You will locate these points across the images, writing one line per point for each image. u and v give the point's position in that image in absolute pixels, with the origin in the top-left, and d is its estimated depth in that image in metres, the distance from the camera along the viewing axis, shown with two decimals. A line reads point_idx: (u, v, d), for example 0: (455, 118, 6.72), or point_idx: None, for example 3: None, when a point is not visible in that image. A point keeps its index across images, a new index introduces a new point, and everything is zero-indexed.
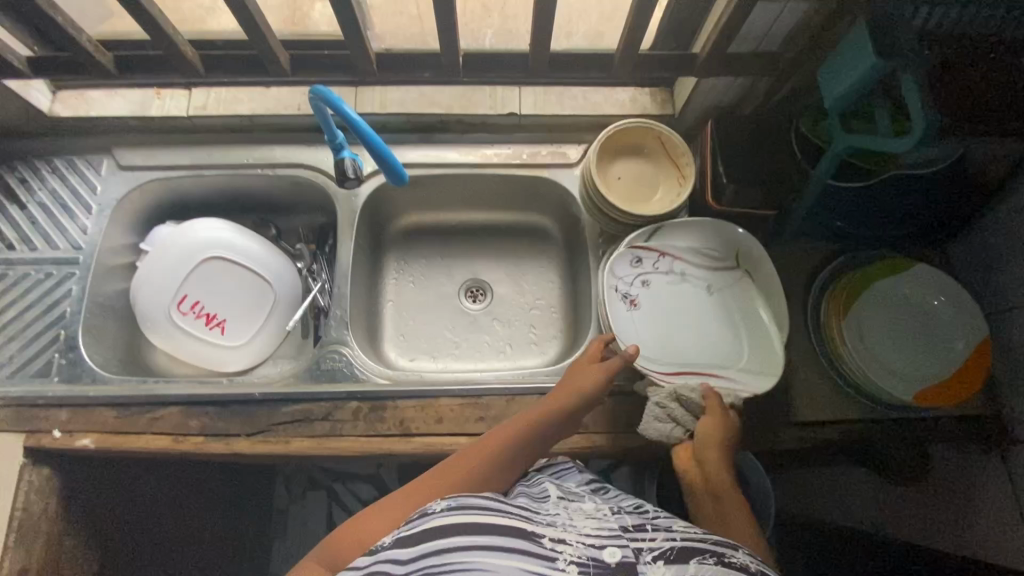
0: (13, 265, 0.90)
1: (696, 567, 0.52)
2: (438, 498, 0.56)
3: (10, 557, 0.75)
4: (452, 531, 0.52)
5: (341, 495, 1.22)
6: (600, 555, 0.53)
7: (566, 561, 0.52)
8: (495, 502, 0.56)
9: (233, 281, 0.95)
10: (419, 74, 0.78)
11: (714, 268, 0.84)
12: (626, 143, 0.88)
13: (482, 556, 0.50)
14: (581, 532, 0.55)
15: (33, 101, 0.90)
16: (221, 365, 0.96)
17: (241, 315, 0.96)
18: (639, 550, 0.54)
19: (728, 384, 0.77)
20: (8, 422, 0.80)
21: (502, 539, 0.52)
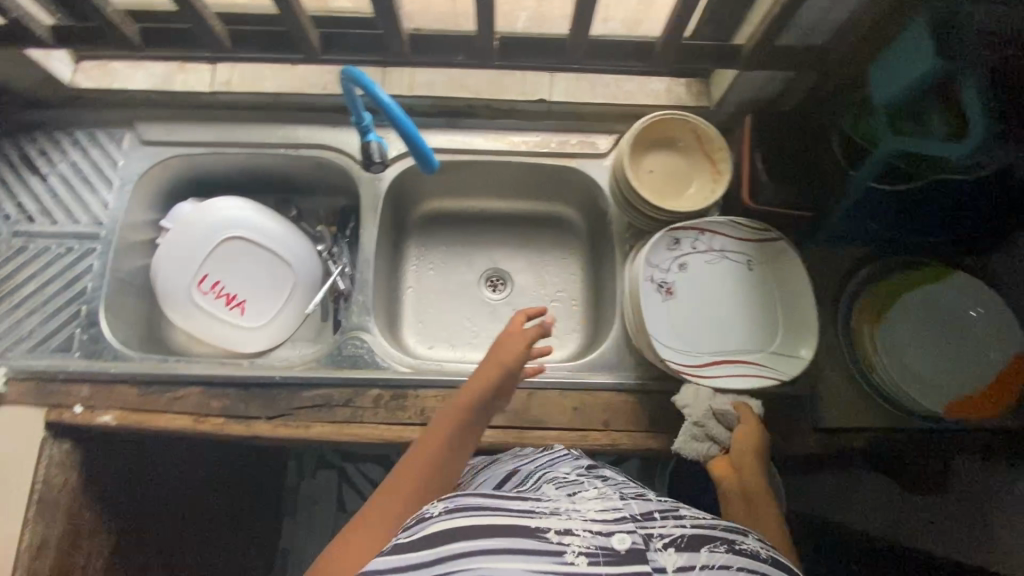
0: (33, 237, 0.89)
1: (708, 555, 0.49)
2: (437, 500, 0.51)
3: (31, 528, 0.76)
4: (454, 537, 0.46)
5: (352, 476, 1.25)
6: (610, 543, 0.49)
7: (575, 554, 0.47)
8: (495, 499, 0.51)
9: (255, 262, 0.95)
10: (452, 58, 0.75)
11: (759, 243, 0.79)
12: (661, 135, 0.85)
13: (488, 561, 0.45)
14: (586, 519, 0.51)
15: (55, 71, 0.88)
16: (239, 346, 0.96)
17: (261, 296, 0.95)
18: (649, 537, 0.50)
19: (762, 369, 0.76)
20: (32, 395, 0.81)
21: (505, 539, 0.47)
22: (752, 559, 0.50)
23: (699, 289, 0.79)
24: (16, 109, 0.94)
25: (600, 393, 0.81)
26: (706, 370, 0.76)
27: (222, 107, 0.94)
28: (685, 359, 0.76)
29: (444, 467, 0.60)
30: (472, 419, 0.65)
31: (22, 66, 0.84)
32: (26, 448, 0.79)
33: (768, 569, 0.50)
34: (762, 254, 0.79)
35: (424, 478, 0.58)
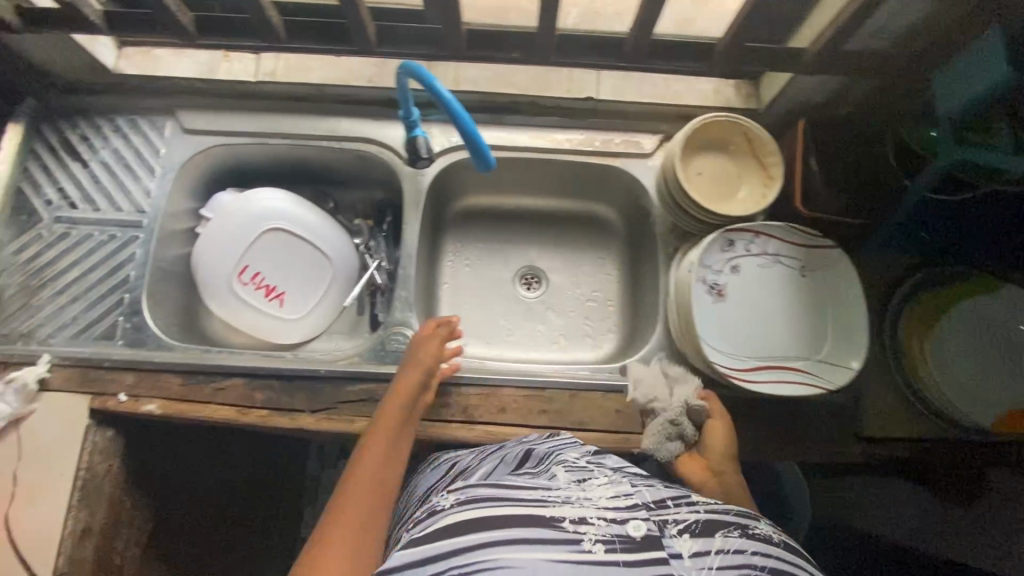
0: (75, 224, 0.89)
1: (724, 541, 0.47)
2: (447, 492, 0.48)
3: (74, 515, 0.77)
4: (467, 528, 0.43)
5: None
6: (625, 531, 0.45)
7: (592, 541, 0.44)
8: (505, 491, 0.47)
9: (294, 253, 0.94)
10: (509, 54, 0.74)
11: (810, 250, 0.79)
12: (712, 137, 0.84)
13: (500, 552, 0.41)
14: (599, 506, 0.48)
15: (100, 57, 0.88)
16: (277, 337, 0.96)
17: (299, 288, 0.95)
18: (663, 525, 0.48)
19: (810, 376, 0.74)
20: (76, 382, 0.81)
21: (520, 528, 0.43)
22: (766, 543, 0.48)
23: (750, 294, 0.78)
24: (58, 94, 0.93)
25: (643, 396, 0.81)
26: (756, 375, 0.75)
27: (265, 97, 0.94)
28: (733, 363, 0.75)
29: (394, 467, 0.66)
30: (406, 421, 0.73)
31: (69, 51, 0.84)
32: (71, 434, 0.79)
33: (782, 553, 0.48)
34: (812, 260, 0.79)
35: (379, 477, 0.63)
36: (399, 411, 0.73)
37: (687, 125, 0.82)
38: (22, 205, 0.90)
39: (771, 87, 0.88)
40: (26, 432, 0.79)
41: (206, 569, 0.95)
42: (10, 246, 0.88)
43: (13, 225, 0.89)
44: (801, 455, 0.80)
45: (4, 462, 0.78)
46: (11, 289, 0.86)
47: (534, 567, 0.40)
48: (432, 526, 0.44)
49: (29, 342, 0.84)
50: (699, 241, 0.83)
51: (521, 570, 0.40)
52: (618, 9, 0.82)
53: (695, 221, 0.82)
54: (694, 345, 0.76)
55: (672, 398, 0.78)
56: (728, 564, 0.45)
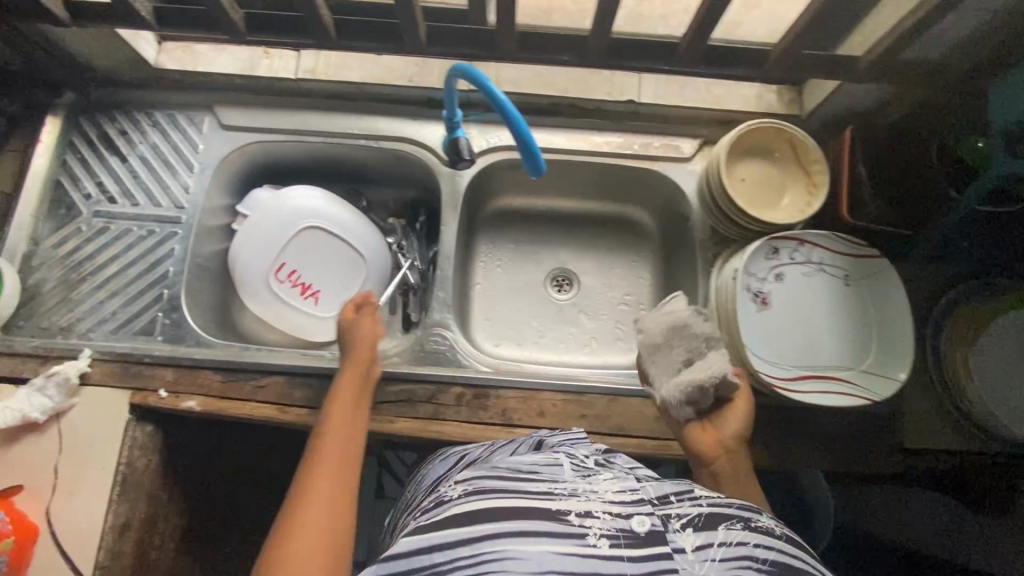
0: (114, 219, 0.89)
1: (727, 533, 0.43)
2: (454, 484, 0.47)
3: (114, 509, 0.77)
4: (476, 516, 0.41)
5: (391, 462, 1.22)
6: (629, 525, 0.43)
7: (597, 536, 0.41)
8: (512, 482, 0.46)
9: (329, 251, 0.94)
10: (559, 57, 0.75)
11: (855, 258, 0.78)
12: (756, 143, 0.83)
13: (506, 542, 0.40)
14: (606, 500, 0.45)
15: (142, 51, 0.87)
16: (310, 335, 0.95)
17: (333, 286, 0.95)
18: (665, 518, 0.44)
19: (853, 386, 0.74)
20: (117, 377, 0.81)
21: (527, 520, 0.41)
22: (769, 536, 0.44)
23: (795, 302, 0.78)
24: (98, 87, 0.93)
25: None
26: (800, 385, 0.75)
27: (304, 95, 0.93)
28: (777, 372, 0.75)
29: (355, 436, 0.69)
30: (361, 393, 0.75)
31: (112, 45, 0.83)
32: (110, 429, 0.79)
33: (785, 547, 0.44)
34: (858, 269, 0.78)
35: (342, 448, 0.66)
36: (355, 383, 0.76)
37: (732, 130, 0.81)
38: (61, 199, 0.90)
39: (816, 93, 0.87)
40: (66, 426, 0.79)
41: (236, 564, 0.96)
42: (49, 239, 0.88)
43: (52, 218, 0.89)
44: (838, 464, 0.80)
45: (45, 455, 0.78)
46: (50, 283, 0.86)
47: (540, 558, 0.39)
48: (441, 515, 0.43)
49: (69, 336, 0.84)
50: (741, 248, 0.83)
51: (528, 563, 0.38)
52: (666, 12, 0.81)
53: (737, 227, 0.82)
54: (738, 353, 0.76)
55: (707, 362, 0.69)
56: (730, 556, 0.42)
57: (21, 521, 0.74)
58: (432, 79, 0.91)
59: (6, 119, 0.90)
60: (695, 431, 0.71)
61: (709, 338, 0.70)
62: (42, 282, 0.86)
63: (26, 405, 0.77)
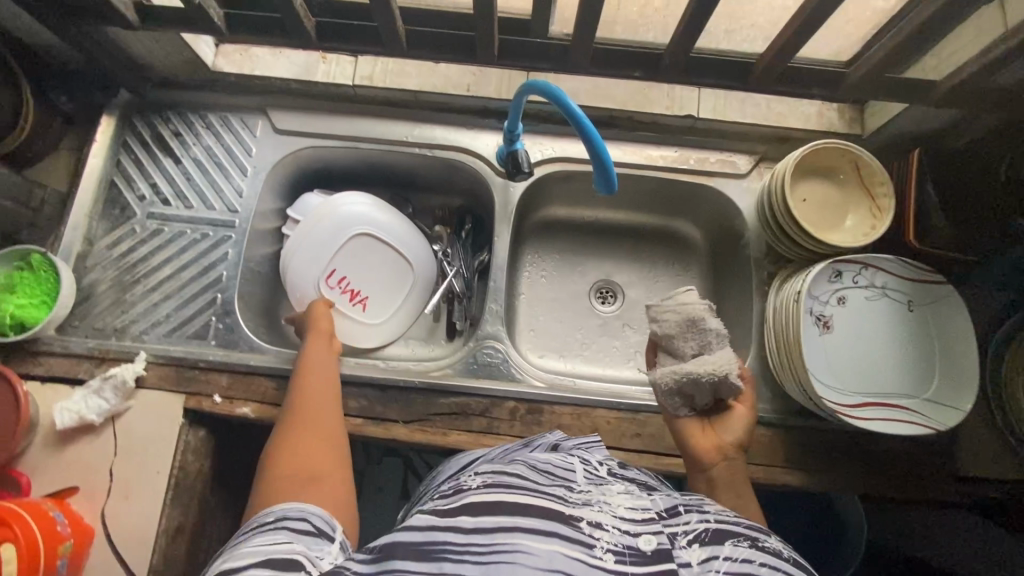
0: (168, 221, 0.89)
1: (732, 548, 0.44)
2: (475, 475, 0.49)
3: (169, 513, 0.77)
4: (494, 510, 0.43)
5: (419, 466, 1.22)
6: (636, 542, 0.44)
7: (603, 549, 0.42)
8: (529, 486, 0.47)
9: (378, 258, 0.94)
10: (630, 73, 0.77)
11: (920, 283, 0.77)
12: (819, 162, 0.82)
13: (514, 536, 0.41)
14: (616, 515, 0.46)
15: (202, 54, 0.88)
16: (355, 342, 0.95)
17: (382, 292, 0.95)
18: (673, 535, 0.45)
19: (914, 415, 0.74)
20: (171, 382, 0.81)
21: (540, 520, 0.42)
22: (777, 557, 0.43)
23: (857, 328, 0.77)
24: (153, 88, 0.93)
25: None
26: (862, 411, 0.74)
27: (359, 100, 0.93)
28: (840, 399, 0.74)
29: (329, 403, 0.72)
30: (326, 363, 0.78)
31: (174, 47, 0.84)
32: (165, 432, 0.79)
33: (792, 569, 0.43)
34: (922, 294, 0.77)
35: (316, 418, 0.68)
36: (320, 354, 0.79)
37: (796, 150, 0.80)
38: (116, 199, 0.90)
39: (879, 113, 0.86)
40: (120, 429, 0.79)
41: None
42: (103, 240, 0.88)
43: (106, 218, 0.89)
44: (893, 491, 0.79)
45: (100, 457, 0.78)
46: (103, 284, 0.87)
47: (548, 556, 0.40)
48: (454, 501, 0.45)
49: (123, 338, 0.84)
50: (800, 269, 0.82)
51: (537, 559, 0.40)
52: (734, 28, 0.80)
53: (798, 248, 0.81)
54: (800, 377, 0.75)
55: (710, 356, 0.66)
56: (734, 570, 0.42)
57: (78, 523, 0.74)
58: (489, 89, 0.91)
59: (63, 118, 0.90)
60: (692, 432, 0.68)
61: (721, 336, 0.68)
62: (95, 283, 0.86)
63: (83, 406, 0.78)
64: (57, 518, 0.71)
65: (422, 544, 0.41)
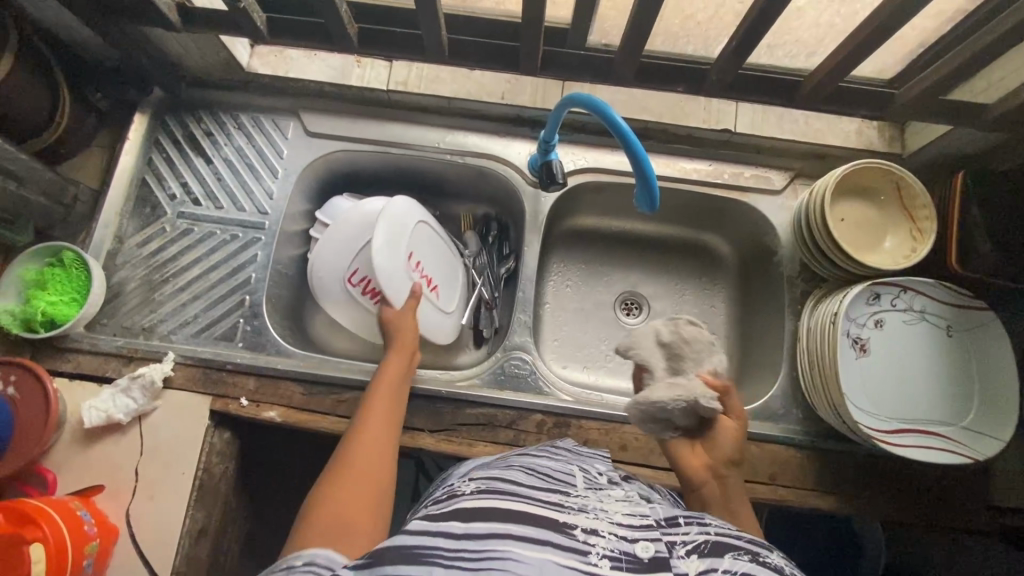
0: (198, 221, 0.89)
1: (732, 561, 0.43)
2: (470, 482, 0.52)
3: (192, 515, 0.77)
4: (487, 517, 0.43)
5: (432, 471, 1.21)
6: (632, 550, 0.43)
7: (598, 555, 0.42)
8: (526, 492, 0.48)
9: (438, 245, 0.90)
10: (673, 87, 0.76)
11: (960, 308, 0.75)
12: (859, 182, 0.81)
13: (506, 544, 0.41)
14: (613, 522, 0.46)
15: (238, 56, 0.87)
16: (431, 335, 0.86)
17: (445, 283, 0.90)
18: (670, 546, 0.45)
19: (952, 443, 0.72)
20: (198, 383, 0.81)
21: (534, 529, 0.42)
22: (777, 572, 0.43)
23: (897, 352, 0.76)
24: (186, 87, 0.93)
25: (765, 444, 0.79)
26: (901, 438, 0.73)
27: (392, 105, 0.92)
28: (876, 424, 0.73)
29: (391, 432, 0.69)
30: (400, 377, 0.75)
31: (211, 48, 0.83)
32: (191, 434, 0.79)
33: None
34: (961, 320, 0.75)
35: (382, 440, 0.66)
36: (400, 365, 0.76)
37: (837, 168, 0.79)
38: (147, 197, 0.90)
39: (920, 134, 0.85)
40: (146, 428, 0.79)
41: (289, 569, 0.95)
42: (134, 238, 0.88)
43: (137, 216, 0.89)
44: (923, 518, 0.77)
45: (126, 456, 0.78)
46: (132, 283, 0.86)
47: (541, 565, 0.39)
48: (450, 508, 0.46)
49: (151, 338, 0.84)
50: (837, 289, 0.81)
51: (527, 566, 0.39)
52: (777, 43, 0.79)
53: (836, 268, 0.80)
54: (834, 401, 0.74)
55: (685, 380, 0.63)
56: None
57: (104, 522, 0.74)
58: (524, 97, 0.90)
59: (97, 115, 0.90)
60: (678, 456, 0.64)
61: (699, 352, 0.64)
62: (124, 281, 0.86)
63: (111, 405, 0.78)
64: (84, 517, 0.71)
65: (412, 547, 0.41)
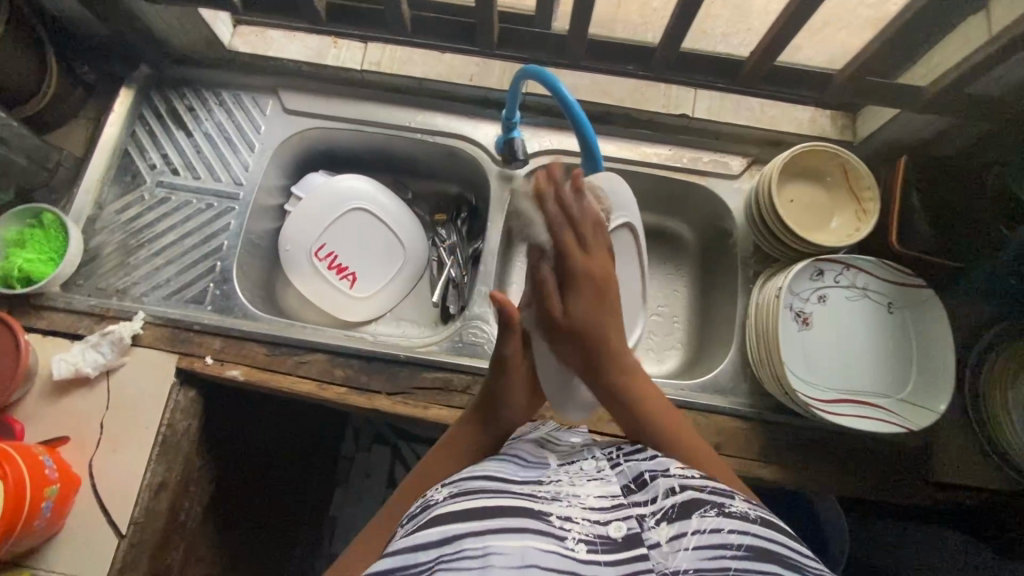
0: (176, 190, 0.93)
1: (699, 520, 0.44)
2: (442, 486, 0.50)
3: (153, 469, 0.79)
4: (461, 518, 0.45)
5: (406, 454, 1.23)
6: (606, 531, 0.45)
7: (575, 540, 0.44)
8: (500, 484, 0.49)
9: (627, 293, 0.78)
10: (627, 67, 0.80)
11: (901, 285, 0.78)
12: (808, 165, 0.84)
13: (485, 540, 0.42)
14: (586, 505, 0.48)
15: (219, 33, 0.91)
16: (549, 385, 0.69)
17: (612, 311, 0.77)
18: (641, 517, 0.47)
19: (885, 414, 0.75)
20: (166, 342, 0.84)
21: (510, 521, 0.44)
22: (743, 520, 0.45)
23: (837, 325, 0.79)
24: (171, 64, 0.97)
25: (712, 414, 0.82)
26: (838, 407, 0.75)
27: (366, 86, 0.96)
28: (814, 393, 0.75)
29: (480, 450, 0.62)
30: (498, 426, 0.64)
31: (193, 24, 0.87)
32: (157, 389, 0.82)
33: (760, 530, 0.44)
34: (902, 298, 0.78)
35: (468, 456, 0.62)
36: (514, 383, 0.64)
37: (785, 151, 0.82)
38: (128, 166, 0.94)
39: (871, 121, 0.88)
40: (113, 384, 0.82)
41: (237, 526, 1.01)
42: (113, 205, 0.92)
43: (118, 183, 0.93)
44: (864, 491, 0.79)
45: (93, 409, 0.81)
46: (110, 247, 0.90)
47: (521, 554, 0.41)
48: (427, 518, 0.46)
49: (124, 299, 0.87)
50: (785, 267, 0.83)
51: (511, 558, 0.41)
52: (729, 32, 0.84)
53: (784, 246, 0.82)
54: (777, 371, 0.76)
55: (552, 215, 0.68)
56: (703, 544, 0.43)
57: (66, 472, 0.76)
58: (492, 80, 0.94)
59: (84, 87, 0.94)
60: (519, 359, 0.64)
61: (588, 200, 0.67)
62: (102, 245, 0.90)
63: (80, 359, 0.81)
64: (46, 462, 0.74)
65: (398, 569, 0.42)
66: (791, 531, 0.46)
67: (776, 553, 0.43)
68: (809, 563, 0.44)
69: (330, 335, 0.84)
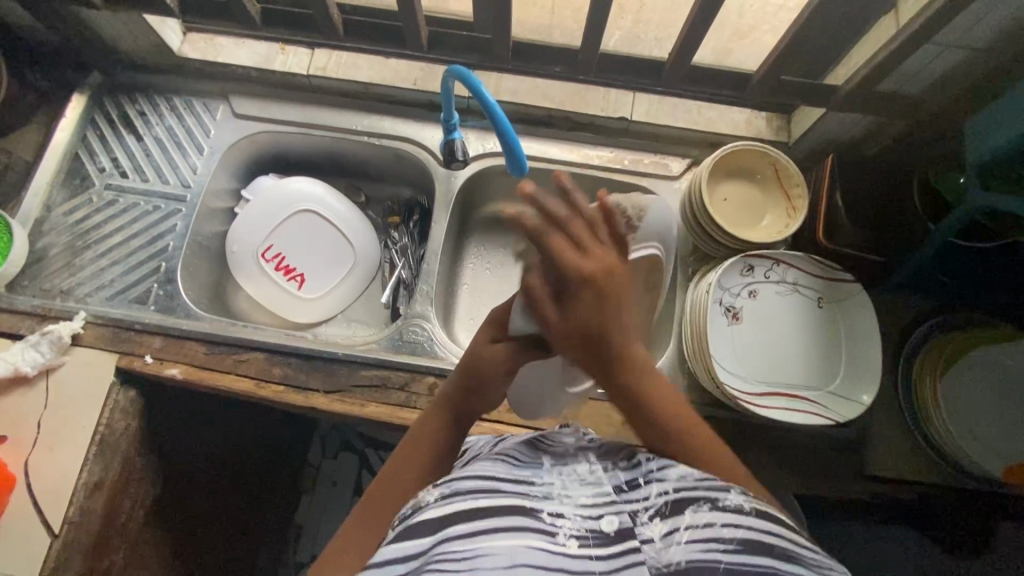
0: (124, 192, 0.94)
1: (692, 517, 0.42)
2: (433, 487, 0.46)
3: (90, 467, 0.79)
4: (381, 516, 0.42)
5: (372, 461, 1.21)
6: (598, 525, 0.43)
7: (567, 536, 0.41)
8: (492, 482, 0.46)
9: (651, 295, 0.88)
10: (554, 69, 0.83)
11: (830, 279, 0.80)
12: (740, 163, 0.86)
13: (473, 539, 0.40)
14: (578, 503, 0.45)
15: (167, 40, 0.93)
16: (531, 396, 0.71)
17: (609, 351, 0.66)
18: (633, 512, 0.44)
19: (813, 406, 0.76)
20: (107, 341, 0.84)
21: (500, 518, 0.42)
22: (739, 514, 0.42)
23: (767, 320, 0.80)
24: (122, 70, 0.99)
25: None
26: (767, 401, 0.76)
27: (314, 90, 0.98)
28: (744, 387, 0.76)
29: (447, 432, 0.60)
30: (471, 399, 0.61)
31: (139, 30, 0.90)
32: (96, 389, 0.82)
33: (757, 523, 0.42)
34: (831, 292, 0.80)
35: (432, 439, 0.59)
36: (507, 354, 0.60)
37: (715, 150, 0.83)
38: (78, 170, 0.95)
39: (804, 122, 0.90)
40: (52, 383, 0.82)
41: (192, 531, 1.00)
42: (61, 208, 0.93)
43: (66, 187, 0.94)
44: (806, 487, 0.79)
45: (32, 408, 0.81)
46: (56, 248, 0.91)
47: (511, 553, 0.39)
48: (416, 520, 0.44)
49: (67, 299, 0.88)
50: (717, 262, 0.83)
51: (499, 557, 0.39)
52: (658, 38, 0.87)
53: (715, 241, 0.82)
54: (708, 366, 0.76)
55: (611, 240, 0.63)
56: (696, 538, 0.41)
57: None
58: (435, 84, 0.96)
59: (35, 93, 0.96)
60: (495, 356, 0.60)
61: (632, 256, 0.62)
62: (48, 246, 0.91)
63: (19, 358, 0.81)
64: None
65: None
66: (790, 524, 0.44)
67: (776, 546, 0.41)
68: (812, 555, 0.42)
69: (269, 334, 0.85)
